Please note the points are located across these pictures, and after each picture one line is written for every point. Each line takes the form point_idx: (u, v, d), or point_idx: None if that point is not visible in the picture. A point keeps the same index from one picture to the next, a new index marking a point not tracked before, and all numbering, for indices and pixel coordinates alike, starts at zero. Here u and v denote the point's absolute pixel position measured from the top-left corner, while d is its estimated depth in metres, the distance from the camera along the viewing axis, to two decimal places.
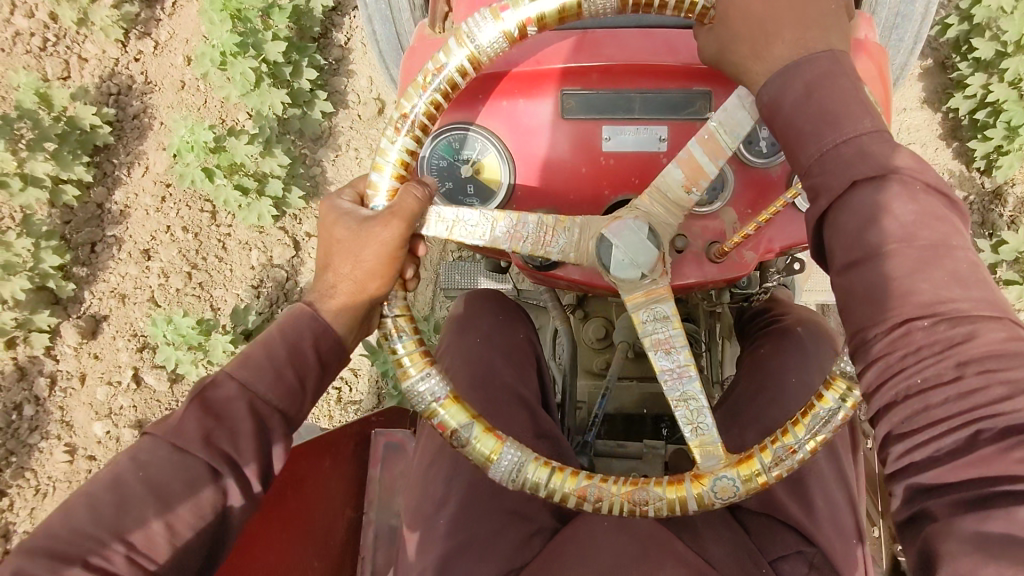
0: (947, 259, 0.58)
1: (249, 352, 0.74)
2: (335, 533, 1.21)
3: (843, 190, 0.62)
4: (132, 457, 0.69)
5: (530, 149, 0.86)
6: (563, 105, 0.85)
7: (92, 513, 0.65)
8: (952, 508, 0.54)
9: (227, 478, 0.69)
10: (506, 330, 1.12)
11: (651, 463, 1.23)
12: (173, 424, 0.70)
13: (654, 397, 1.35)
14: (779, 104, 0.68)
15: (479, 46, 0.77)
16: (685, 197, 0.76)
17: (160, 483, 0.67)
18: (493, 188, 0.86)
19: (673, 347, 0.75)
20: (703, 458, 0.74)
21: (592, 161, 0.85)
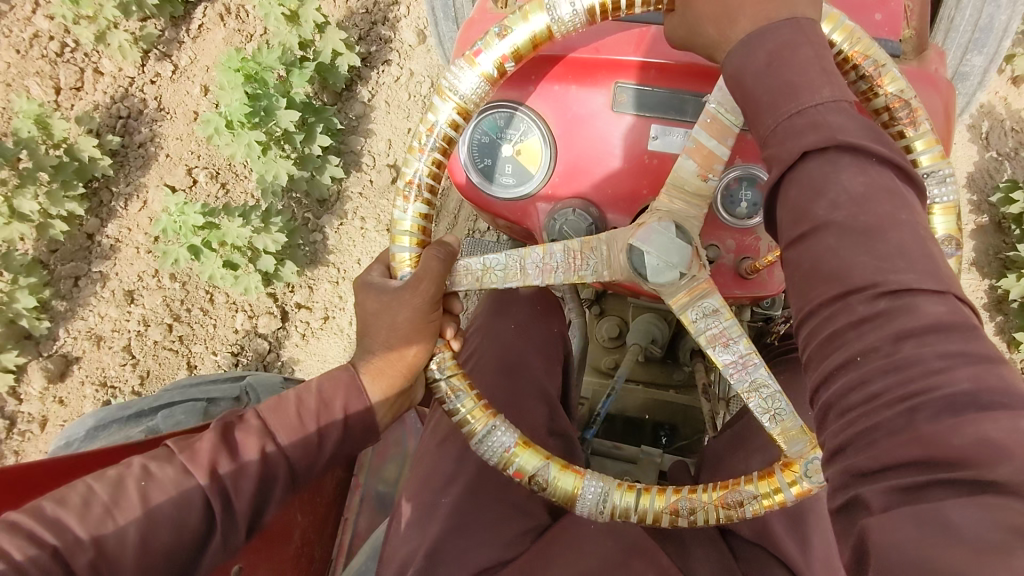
0: (891, 232, 0.53)
1: (282, 397, 0.78)
2: (324, 491, 1.22)
3: (793, 161, 0.57)
4: (142, 466, 0.70)
5: (576, 136, 0.88)
6: (615, 97, 0.87)
7: (70, 505, 0.66)
8: (886, 499, 0.45)
9: (218, 513, 0.70)
10: (545, 324, 1.13)
11: (645, 469, 1.24)
12: (191, 445, 0.72)
13: (659, 405, 1.38)
14: (741, 72, 0.64)
15: (463, 95, 0.77)
16: (703, 185, 0.76)
17: (151, 503, 0.67)
18: (531, 170, 0.89)
19: (731, 340, 0.76)
20: (788, 444, 0.74)
21: (634, 157, 0.87)
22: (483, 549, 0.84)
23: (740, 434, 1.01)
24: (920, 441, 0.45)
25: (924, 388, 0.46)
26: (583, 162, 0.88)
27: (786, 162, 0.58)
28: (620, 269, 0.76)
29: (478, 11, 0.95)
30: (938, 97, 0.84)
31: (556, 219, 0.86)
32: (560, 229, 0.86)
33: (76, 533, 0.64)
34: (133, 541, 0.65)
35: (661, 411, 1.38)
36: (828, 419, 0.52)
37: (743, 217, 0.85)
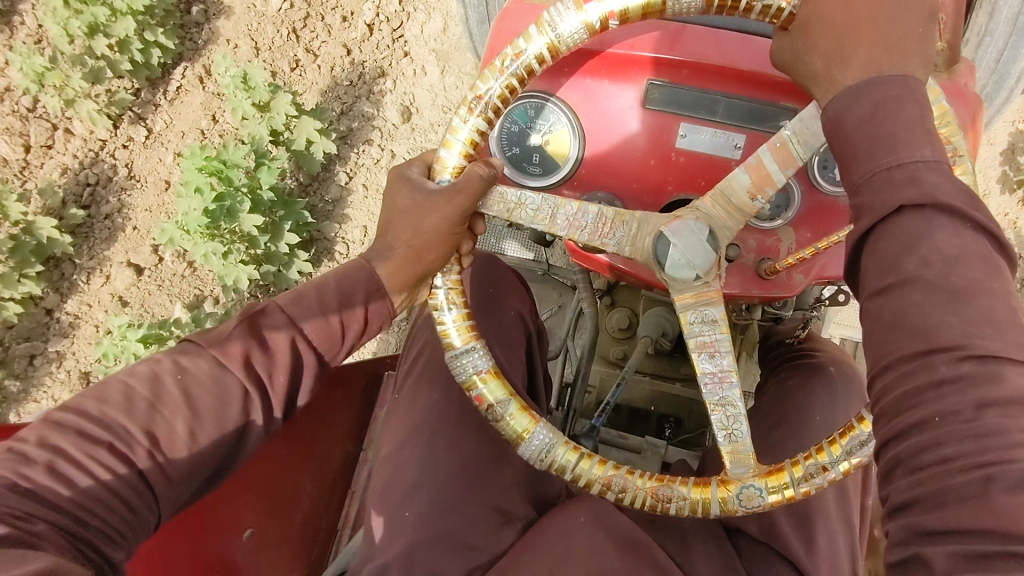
0: (983, 297, 0.54)
1: (303, 291, 0.79)
2: (332, 463, 1.24)
3: (887, 214, 0.58)
4: (173, 360, 0.70)
5: (602, 131, 0.87)
6: (647, 94, 0.85)
7: (124, 404, 0.66)
8: (951, 562, 0.48)
9: (254, 400, 0.73)
10: (495, 309, 1.09)
11: (648, 459, 1.26)
12: (220, 337, 0.73)
13: (664, 398, 1.39)
14: (842, 119, 0.64)
15: (560, 34, 0.76)
16: (749, 203, 0.75)
17: (193, 394, 0.69)
18: (559, 163, 0.87)
19: (718, 352, 0.76)
20: (732, 464, 0.75)
21: (661, 155, 0.85)
22: (454, 557, 0.84)
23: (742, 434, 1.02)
24: (993, 513, 0.47)
25: (1000, 459, 0.48)
26: (609, 158, 0.87)
27: (878, 214, 0.58)
28: (644, 251, 0.77)
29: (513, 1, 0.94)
30: (967, 110, 0.83)
31: None
32: None
33: (130, 431, 0.64)
34: (182, 435, 0.67)
35: (666, 404, 1.40)
36: (894, 473, 0.54)
37: (766, 219, 0.84)
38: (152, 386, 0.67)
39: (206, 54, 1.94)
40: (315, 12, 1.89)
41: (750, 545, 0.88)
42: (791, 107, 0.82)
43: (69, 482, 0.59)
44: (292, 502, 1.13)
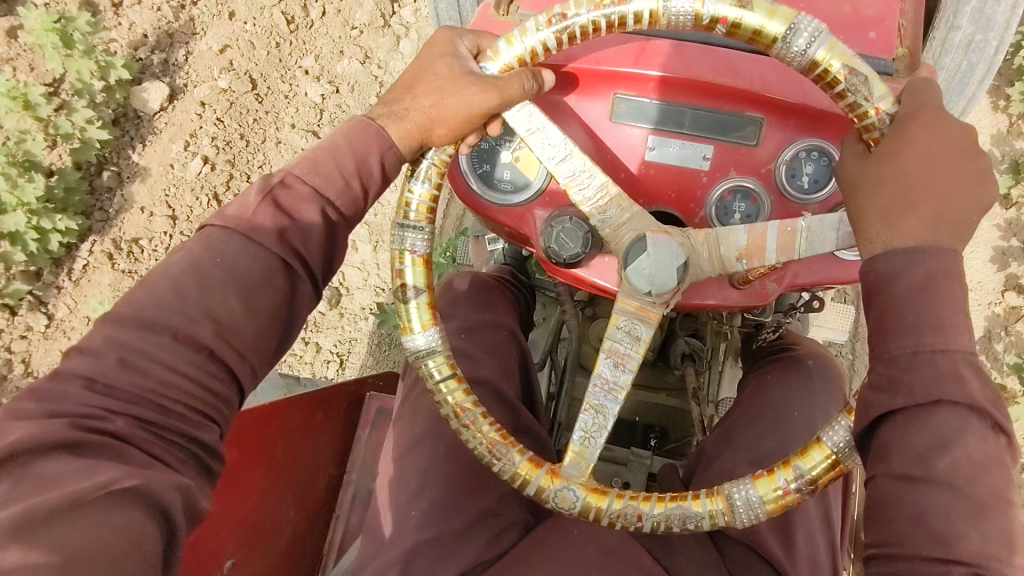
0: (988, 503, 0.60)
1: (317, 161, 0.75)
2: (315, 487, 1.21)
3: (926, 403, 0.61)
4: (205, 245, 0.69)
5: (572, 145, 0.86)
6: (614, 108, 0.84)
7: (176, 296, 0.65)
8: None
9: (296, 270, 0.72)
10: (490, 330, 1.06)
11: (635, 470, 1.26)
12: (246, 216, 0.71)
13: (649, 408, 1.40)
14: (893, 284, 0.65)
15: (669, 8, 0.71)
16: (732, 263, 0.75)
17: (239, 272, 0.68)
18: (529, 176, 0.87)
19: (625, 365, 0.75)
20: (570, 463, 0.74)
21: (631, 168, 0.85)
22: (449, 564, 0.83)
23: (727, 433, 1.00)
24: None
25: None
26: None
27: (918, 401, 0.61)
28: (621, 245, 0.76)
29: (480, 17, 0.93)
30: None
31: (554, 226, 0.85)
32: (556, 236, 0.84)
33: (192, 318, 0.65)
34: (240, 310, 0.68)
35: (650, 414, 1.40)
36: None
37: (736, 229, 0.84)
38: (196, 270, 0.67)
39: (117, 225, 1.88)
40: (237, 174, 1.88)
41: (734, 549, 0.87)
42: (760, 118, 0.82)
43: (144, 368, 0.62)
44: (273, 533, 1.11)
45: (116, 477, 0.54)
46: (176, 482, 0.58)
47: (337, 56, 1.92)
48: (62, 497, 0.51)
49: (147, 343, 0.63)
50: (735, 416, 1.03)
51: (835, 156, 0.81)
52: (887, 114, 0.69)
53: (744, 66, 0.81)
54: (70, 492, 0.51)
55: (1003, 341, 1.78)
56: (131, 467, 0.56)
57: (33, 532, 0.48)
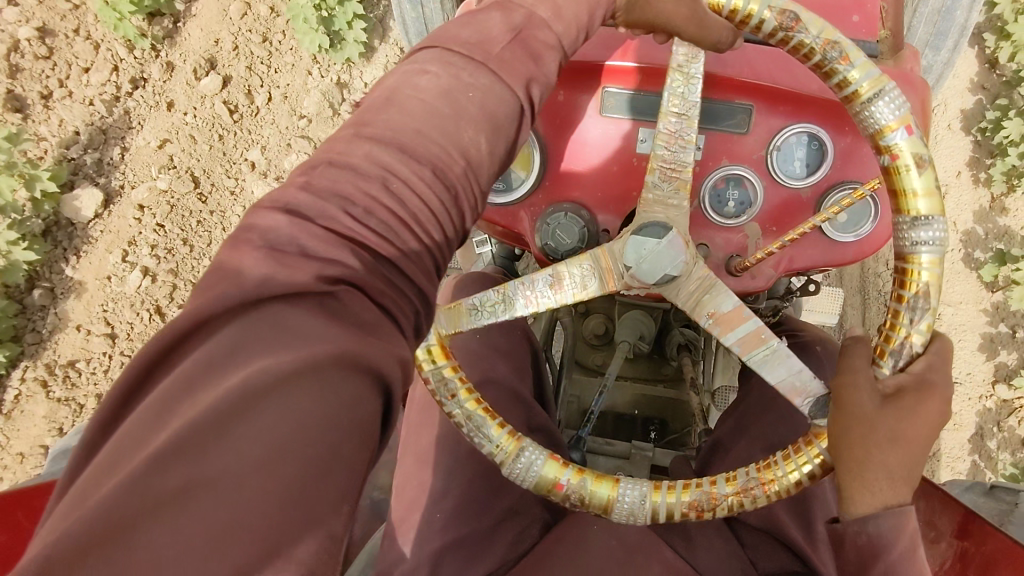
0: None
1: (562, 2, 0.63)
2: None
3: None
4: (445, 56, 0.55)
5: (564, 139, 0.86)
6: (604, 102, 0.84)
7: (430, 111, 0.52)
8: None
9: (527, 121, 0.58)
10: (506, 329, 1.06)
11: (637, 464, 1.26)
12: (494, 49, 0.56)
13: (648, 400, 1.38)
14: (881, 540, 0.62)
15: (882, 108, 0.66)
16: (700, 313, 0.74)
17: (490, 108, 0.54)
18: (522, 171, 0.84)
19: (561, 293, 0.75)
20: (450, 313, 0.76)
21: (624, 162, 0.85)
22: (473, 566, 0.85)
23: (741, 422, 1.03)
24: None
25: None
26: (571, 171, 0.86)
27: None
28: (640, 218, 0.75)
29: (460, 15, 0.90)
30: (915, 95, 0.82)
31: (550, 221, 0.84)
32: (553, 234, 0.83)
33: (443, 149, 0.52)
34: (477, 151, 0.54)
35: (649, 407, 1.38)
36: None
37: (731, 217, 0.84)
38: (445, 91, 0.53)
39: (50, 348, 1.93)
40: (181, 284, 1.95)
41: (753, 535, 0.90)
42: (750, 105, 0.82)
43: (391, 196, 0.49)
44: None
45: (344, 350, 0.40)
46: (399, 354, 0.44)
47: (285, 149, 2.00)
48: (284, 366, 0.37)
49: (386, 170, 0.49)
50: (747, 405, 1.06)
51: (825, 143, 0.82)
52: (913, 347, 0.66)
53: (731, 56, 0.82)
54: (286, 368, 0.37)
55: (997, 437, 1.93)
56: (361, 333, 0.42)
57: (228, 419, 0.35)
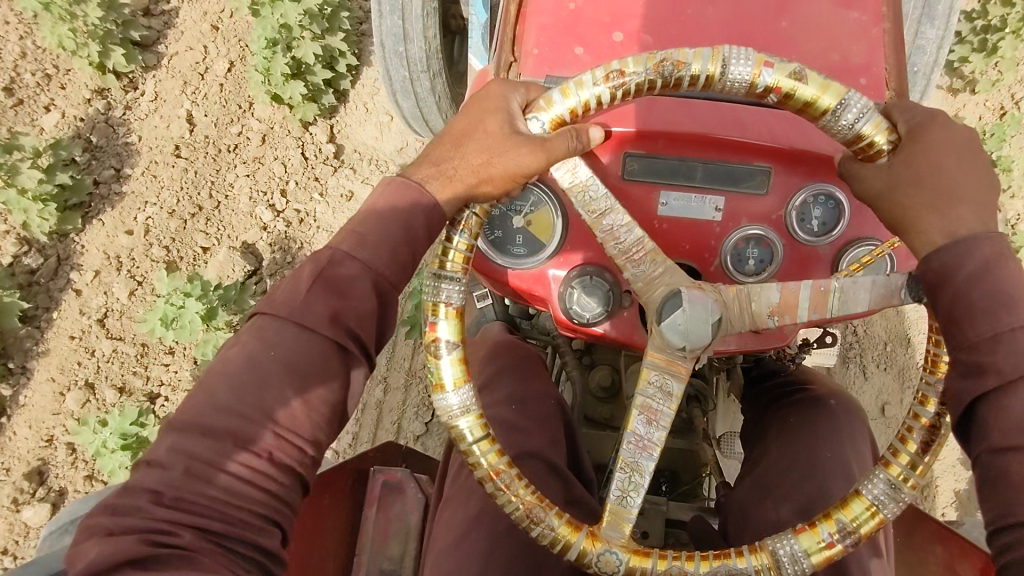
0: None
1: (364, 233, 0.76)
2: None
3: (1015, 379, 0.64)
4: (257, 338, 0.72)
5: (586, 203, 0.94)
6: (626, 166, 0.92)
7: (231, 391, 0.69)
8: None
9: (350, 353, 0.74)
10: (537, 398, 1.15)
11: (652, 518, 1.24)
12: (296, 303, 0.73)
13: (662, 455, 1.36)
14: (953, 272, 0.68)
15: (727, 69, 0.76)
16: (763, 319, 0.79)
17: (295, 362, 0.71)
18: (541, 241, 0.94)
19: (658, 420, 0.80)
20: (608, 527, 0.78)
21: (645, 225, 0.92)
22: None
23: (761, 480, 1.03)
24: None
25: None
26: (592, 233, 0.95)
27: (1007, 377, 0.64)
28: (654, 298, 0.81)
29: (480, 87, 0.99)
30: None
31: (574, 288, 0.92)
32: (578, 298, 0.92)
33: (250, 417, 0.68)
34: (294, 401, 0.70)
35: (662, 460, 1.37)
36: None
37: (752, 273, 0.90)
38: (249, 365, 0.70)
39: None
40: None
41: None
42: (768, 167, 0.90)
43: (208, 482, 0.65)
44: None
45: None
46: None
47: None
48: None
49: (193, 448, 0.66)
50: (767, 463, 1.05)
51: (841, 201, 0.89)
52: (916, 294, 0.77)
53: (751, 120, 0.91)
54: None
55: None
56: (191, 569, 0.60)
57: None
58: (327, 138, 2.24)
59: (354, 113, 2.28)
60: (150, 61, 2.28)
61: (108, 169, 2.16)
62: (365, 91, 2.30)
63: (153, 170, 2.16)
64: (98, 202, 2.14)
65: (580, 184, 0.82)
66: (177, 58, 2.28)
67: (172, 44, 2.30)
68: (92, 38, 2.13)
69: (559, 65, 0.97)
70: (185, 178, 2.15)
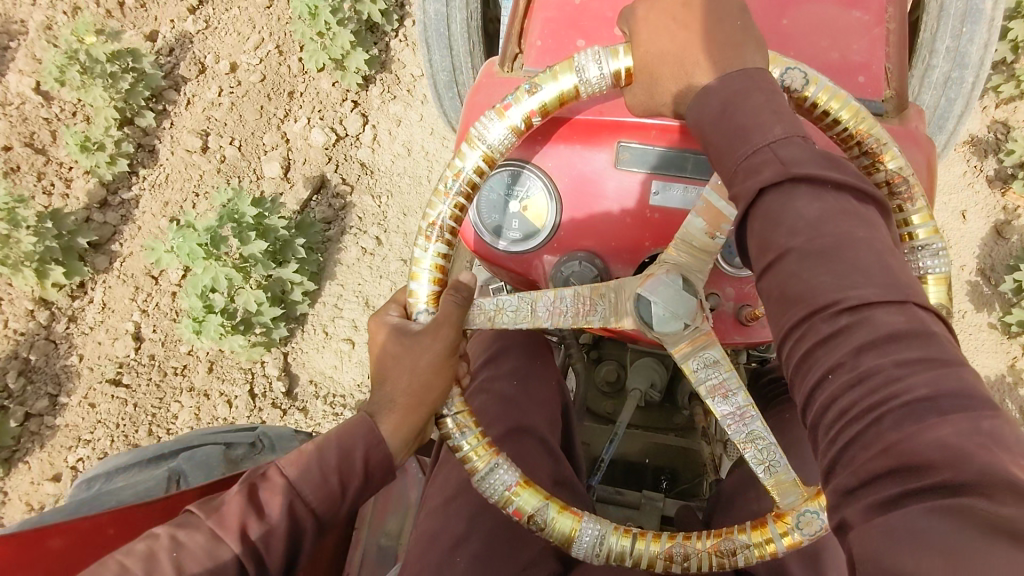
0: (847, 249, 0.63)
1: (303, 453, 0.85)
2: (325, 552, 1.20)
3: (754, 196, 0.68)
4: (171, 536, 0.79)
5: (583, 188, 1.02)
6: (620, 155, 1.01)
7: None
8: (869, 511, 0.53)
9: (251, 567, 0.79)
10: (541, 378, 1.21)
11: (648, 514, 1.25)
12: (219, 509, 0.81)
13: (659, 449, 1.38)
14: (703, 120, 0.76)
15: (490, 145, 0.87)
16: (709, 242, 0.84)
17: (189, 568, 0.76)
18: (536, 224, 1.03)
19: (729, 393, 0.84)
20: (782, 496, 0.83)
21: (639, 212, 1.00)
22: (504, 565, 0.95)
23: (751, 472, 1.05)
24: None
25: None
26: (583, 216, 1.02)
27: (748, 198, 0.68)
28: (628, 317, 0.85)
29: (485, 75, 1.05)
30: (920, 152, 0.96)
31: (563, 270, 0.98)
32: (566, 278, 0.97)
33: None
34: None
35: (661, 456, 1.38)
36: None
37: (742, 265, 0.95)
38: (148, 563, 0.76)
39: None
40: None
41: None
42: None
43: None
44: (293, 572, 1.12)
45: None
46: None
47: None
48: None
49: None
50: None
51: None
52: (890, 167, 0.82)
53: None
54: None
55: None
56: None
57: None
58: (279, 370, 2.08)
59: (310, 338, 2.12)
60: (102, 264, 2.21)
61: (43, 398, 2.10)
62: (326, 312, 2.14)
63: (91, 398, 2.08)
64: (27, 441, 2.06)
65: (494, 313, 0.86)
66: (130, 260, 2.21)
67: (127, 242, 2.23)
68: (29, 262, 2.07)
69: (560, 55, 1.04)
70: (123, 412, 2.05)
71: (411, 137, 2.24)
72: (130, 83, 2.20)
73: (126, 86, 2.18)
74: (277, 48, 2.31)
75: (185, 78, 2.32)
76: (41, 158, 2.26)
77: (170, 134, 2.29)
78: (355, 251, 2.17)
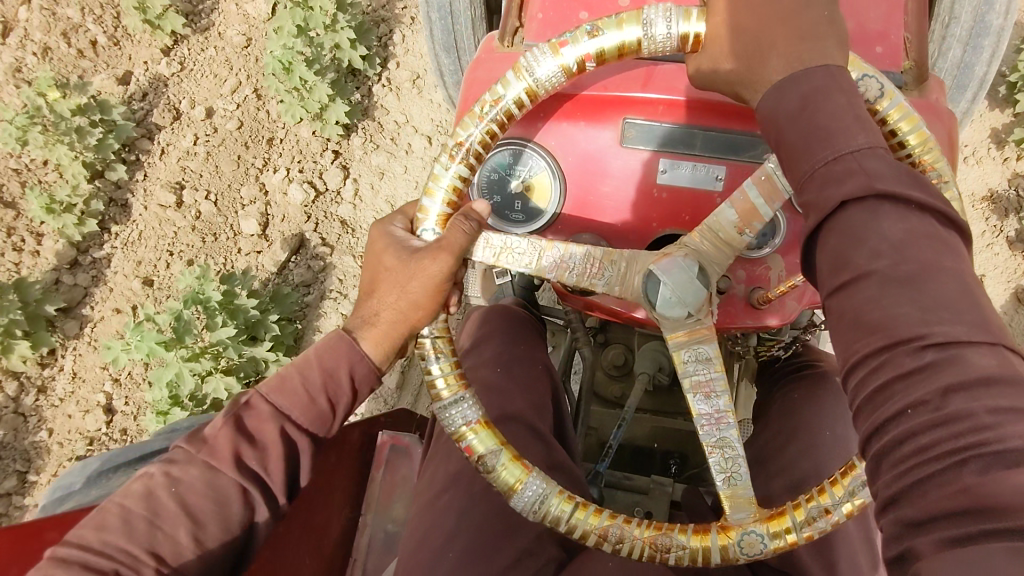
0: (933, 279, 0.59)
1: (285, 377, 0.83)
2: (329, 533, 1.21)
3: (832, 210, 0.63)
4: (165, 472, 0.78)
5: (587, 168, 0.97)
6: (625, 133, 0.96)
7: (126, 531, 0.74)
8: (938, 545, 0.51)
9: (253, 492, 0.80)
10: (526, 363, 1.18)
11: (657, 499, 1.24)
12: (208, 438, 0.80)
13: (666, 433, 1.37)
14: (776, 113, 0.71)
15: (537, 80, 0.84)
16: (737, 237, 0.81)
17: (193, 503, 0.77)
18: (538, 206, 0.97)
19: (713, 393, 0.80)
20: (733, 510, 0.80)
21: (647, 192, 0.96)
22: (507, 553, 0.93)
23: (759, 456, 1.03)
24: None
25: None
26: (586, 198, 0.97)
27: (825, 211, 0.64)
28: (636, 291, 0.82)
29: (483, 51, 1.00)
30: (942, 125, 0.92)
31: None
32: None
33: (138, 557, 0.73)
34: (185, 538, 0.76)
35: (669, 440, 1.37)
36: None
37: (756, 249, 0.92)
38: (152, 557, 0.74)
39: None
40: None
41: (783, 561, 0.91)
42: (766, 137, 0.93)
43: None
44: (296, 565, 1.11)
45: None
46: None
47: None
48: None
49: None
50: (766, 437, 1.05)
51: None
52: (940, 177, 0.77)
53: None
54: None
55: None
56: None
57: None
58: None
59: None
60: (72, 331, 2.12)
61: (11, 476, 1.98)
62: None
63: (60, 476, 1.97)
64: None
65: (506, 250, 0.83)
66: (102, 325, 2.11)
67: (98, 306, 2.13)
68: None
69: (562, 28, 0.98)
70: None
71: (394, 191, 2.15)
72: (99, 137, 2.12)
73: (95, 140, 2.11)
74: (254, 92, 2.25)
75: (159, 125, 2.24)
76: (10, 213, 2.17)
77: (144, 188, 2.20)
78: (335, 317, 2.09)
